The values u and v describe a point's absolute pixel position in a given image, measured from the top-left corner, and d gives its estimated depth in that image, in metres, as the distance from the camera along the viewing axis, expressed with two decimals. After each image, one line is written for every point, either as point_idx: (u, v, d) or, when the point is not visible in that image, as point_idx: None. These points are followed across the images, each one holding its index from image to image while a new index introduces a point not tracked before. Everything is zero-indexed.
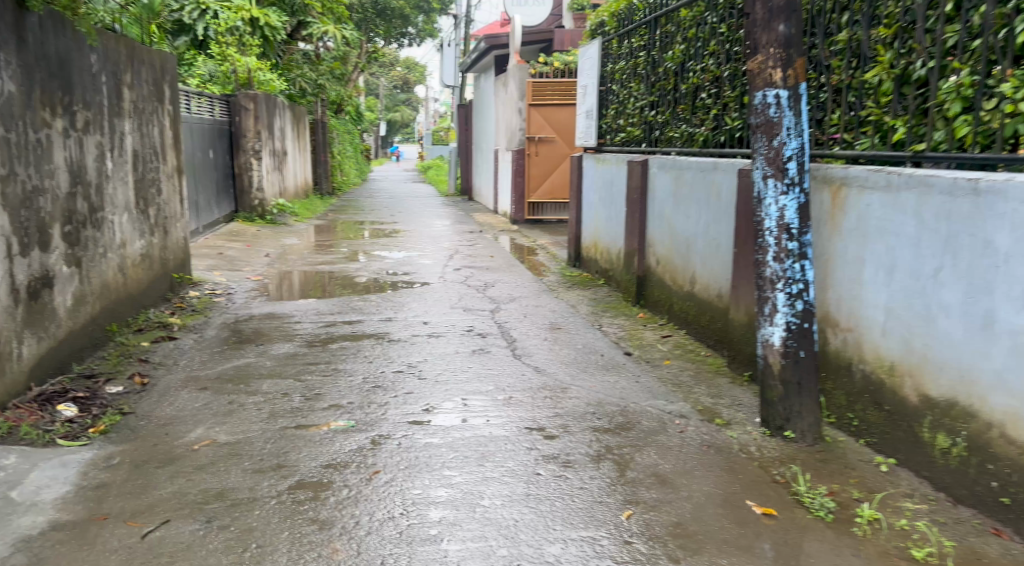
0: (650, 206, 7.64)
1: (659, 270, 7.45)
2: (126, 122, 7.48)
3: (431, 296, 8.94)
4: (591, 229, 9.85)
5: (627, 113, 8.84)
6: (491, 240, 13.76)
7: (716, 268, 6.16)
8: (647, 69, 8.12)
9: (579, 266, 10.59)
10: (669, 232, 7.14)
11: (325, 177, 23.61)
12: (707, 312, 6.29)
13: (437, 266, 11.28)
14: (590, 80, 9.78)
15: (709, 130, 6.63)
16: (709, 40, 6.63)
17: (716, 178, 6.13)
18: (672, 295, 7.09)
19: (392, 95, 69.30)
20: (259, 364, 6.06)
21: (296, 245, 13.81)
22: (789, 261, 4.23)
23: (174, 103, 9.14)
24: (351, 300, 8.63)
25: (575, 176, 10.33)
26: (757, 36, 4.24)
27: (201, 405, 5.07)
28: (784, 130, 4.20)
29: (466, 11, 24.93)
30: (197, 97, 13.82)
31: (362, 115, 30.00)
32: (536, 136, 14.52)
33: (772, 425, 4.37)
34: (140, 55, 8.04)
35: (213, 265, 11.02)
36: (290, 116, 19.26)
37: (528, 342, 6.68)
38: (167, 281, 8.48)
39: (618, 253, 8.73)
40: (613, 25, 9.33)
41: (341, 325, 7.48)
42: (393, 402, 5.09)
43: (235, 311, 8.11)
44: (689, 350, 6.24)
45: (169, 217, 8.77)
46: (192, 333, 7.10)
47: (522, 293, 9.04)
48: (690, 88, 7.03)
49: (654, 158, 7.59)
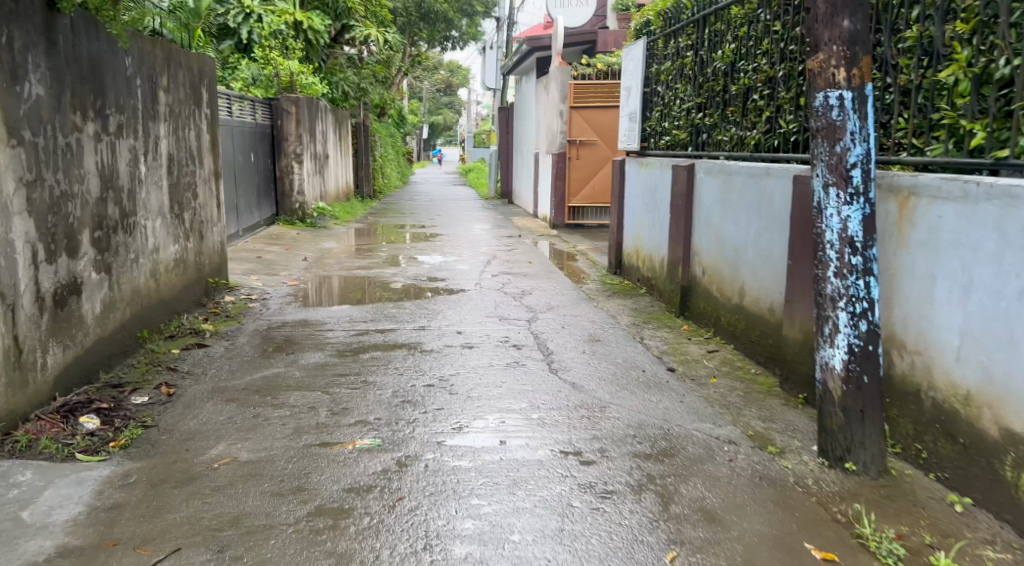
0: (697, 213, 7.38)
1: (705, 280, 7.19)
2: (161, 126, 7.35)
3: (467, 303, 8.74)
4: (633, 235, 9.58)
5: (672, 116, 8.56)
6: (530, 245, 13.54)
7: (767, 280, 5.91)
8: (695, 70, 7.83)
9: (620, 274, 10.31)
10: (717, 240, 6.88)
11: (367, 181, 23.55)
12: (757, 327, 6.05)
13: (475, 271, 11.08)
14: (635, 82, 9.52)
15: (761, 133, 6.35)
16: (763, 39, 6.34)
17: (768, 184, 5.89)
18: (719, 307, 6.83)
19: (435, 98, 69.40)
20: (288, 375, 5.89)
21: (334, 248, 13.70)
22: (852, 277, 3.94)
23: (212, 106, 9.02)
24: (386, 307, 8.45)
25: (618, 181, 10.06)
26: (818, 32, 3.94)
27: (226, 419, 4.90)
28: (847, 134, 3.91)
29: (509, 14, 24.74)
30: (239, 100, 13.76)
31: (404, 118, 29.94)
32: (577, 140, 14.27)
33: (832, 455, 4.10)
34: (177, 57, 7.92)
35: (249, 268, 10.91)
36: (332, 120, 19.22)
37: (565, 355, 6.45)
38: (202, 286, 8.36)
39: (661, 262, 8.46)
40: (658, 24, 9.05)
41: (374, 334, 7.30)
42: (422, 419, 4.88)
43: (269, 317, 7.97)
44: (737, 366, 5.97)
45: (205, 221, 8.64)
46: (224, 340, 6.96)
47: (560, 302, 8.79)
48: (741, 89, 6.76)
49: (701, 162, 7.32)
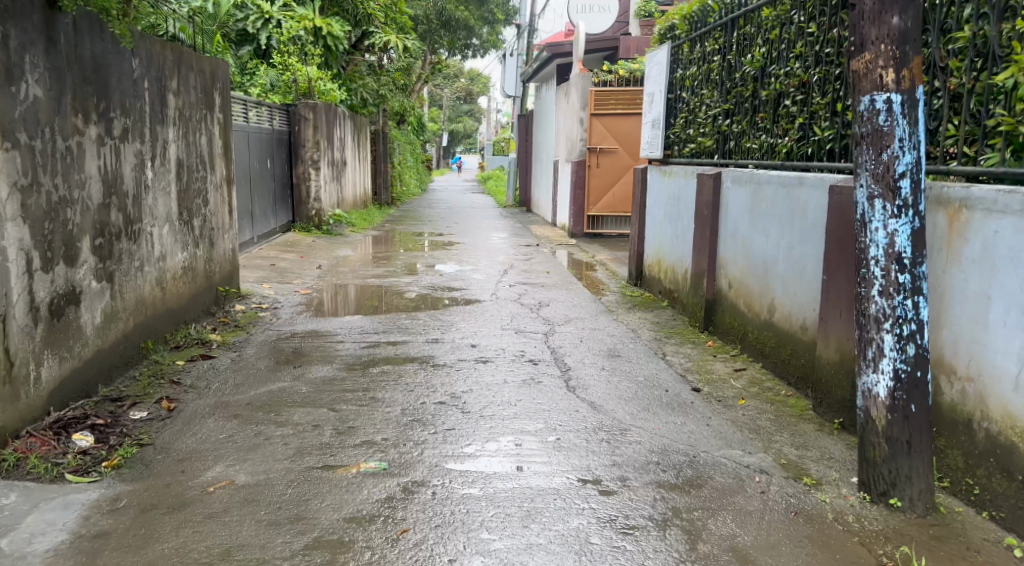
0: (723, 223, 7.14)
1: (731, 294, 6.93)
2: (170, 130, 7.15)
3: (482, 314, 8.49)
4: (654, 246, 9.32)
5: (697, 122, 8.31)
6: (549, 254, 13.29)
7: (800, 294, 5.67)
8: (722, 75, 7.58)
9: (640, 285, 10.02)
10: (745, 252, 6.63)
11: (385, 188, 23.31)
12: (789, 345, 5.81)
13: (492, 281, 10.84)
14: (657, 88, 9.25)
15: (794, 140, 6.11)
16: (796, 42, 6.12)
17: (801, 194, 5.67)
18: (746, 322, 6.57)
19: (455, 106, 69.29)
20: (295, 389, 5.67)
21: (350, 256, 13.48)
22: (899, 297, 3.73)
23: (225, 110, 8.82)
24: (400, 318, 8.22)
25: (640, 191, 9.78)
26: (864, 31, 3.72)
27: (226, 437, 4.68)
28: (896, 141, 3.69)
29: (530, 21, 24.51)
30: (256, 105, 13.55)
31: (423, 125, 29.74)
32: (597, 147, 14.01)
33: (874, 490, 3.87)
34: (189, 60, 7.72)
35: (262, 276, 10.71)
36: (351, 126, 19.03)
37: (583, 372, 6.21)
38: (212, 293, 8.15)
39: (684, 273, 8.19)
40: (683, 28, 8.81)
41: (385, 346, 7.06)
42: (432, 440, 4.63)
43: (278, 327, 7.76)
44: (766, 388, 5.72)
45: (216, 228, 8.43)
46: (231, 351, 6.75)
47: (578, 314, 8.53)
48: (772, 95, 6.52)
49: (728, 170, 7.08)
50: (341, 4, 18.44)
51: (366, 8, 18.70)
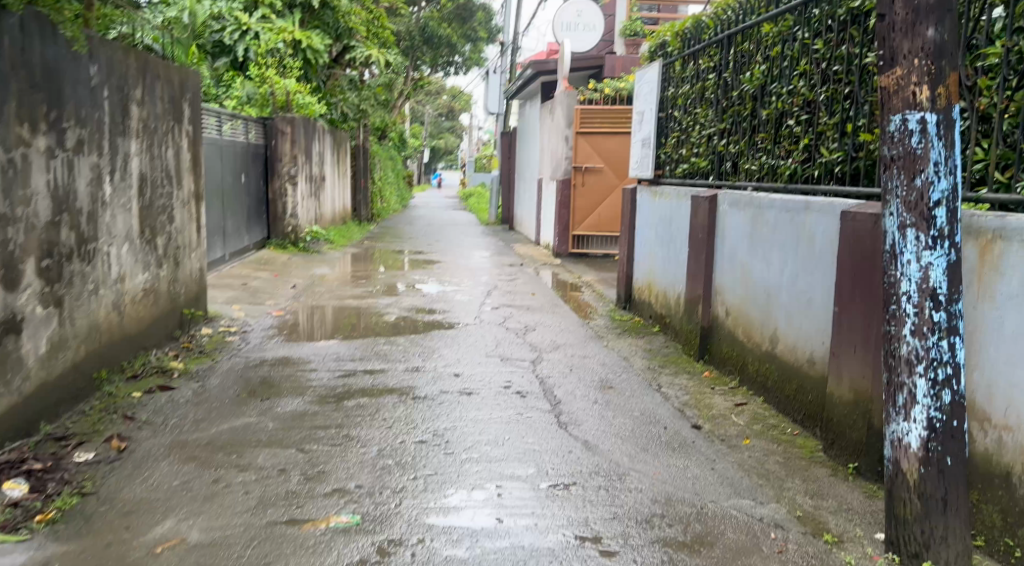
0: (720, 247, 6.73)
1: (728, 322, 6.51)
2: (132, 142, 6.66)
3: (464, 339, 8.04)
4: (644, 269, 8.90)
5: (691, 142, 7.88)
6: (533, 274, 12.86)
7: (806, 326, 5.26)
8: (718, 93, 7.18)
9: (629, 308, 9.60)
10: (744, 278, 6.22)
11: (365, 204, 22.84)
12: (794, 379, 5.39)
13: (474, 303, 10.40)
14: (648, 106, 8.86)
15: (799, 162, 5.66)
16: (799, 58, 5.70)
17: (807, 219, 5.27)
18: (746, 352, 6.15)
19: (437, 122, 69.00)
20: (261, 426, 5.20)
21: (326, 275, 13.00)
22: (934, 337, 3.30)
23: (194, 123, 8.36)
24: (377, 343, 7.76)
25: (629, 211, 9.37)
26: (895, 44, 3.33)
27: (180, 483, 4.22)
28: (931, 165, 3.29)
29: (513, 38, 24.19)
30: (230, 118, 13.09)
31: (404, 142, 29.32)
32: (583, 166, 13.65)
33: (905, 551, 3.44)
34: (156, 69, 7.26)
35: (232, 296, 10.21)
36: (330, 142, 18.59)
37: (574, 405, 5.76)
38: (176, 317, 7.67)
39: (677, 298, 7.77)
40: (676, 45, 8.40)
41: (361, 375, 6.60)
42: (411, 488, 4.19)
43: (247, 353, 7.30)
44: (771, 426, 5.30)
45: (182, 246, 7.95)
46: (193, 382, 6.29)
47: (566, 339, 8.10)
48: (772, 114, 6.10)
49: (724, 192, 6.69)
50: (321, 17, 18.10)
51: (348, 22, 18.31)
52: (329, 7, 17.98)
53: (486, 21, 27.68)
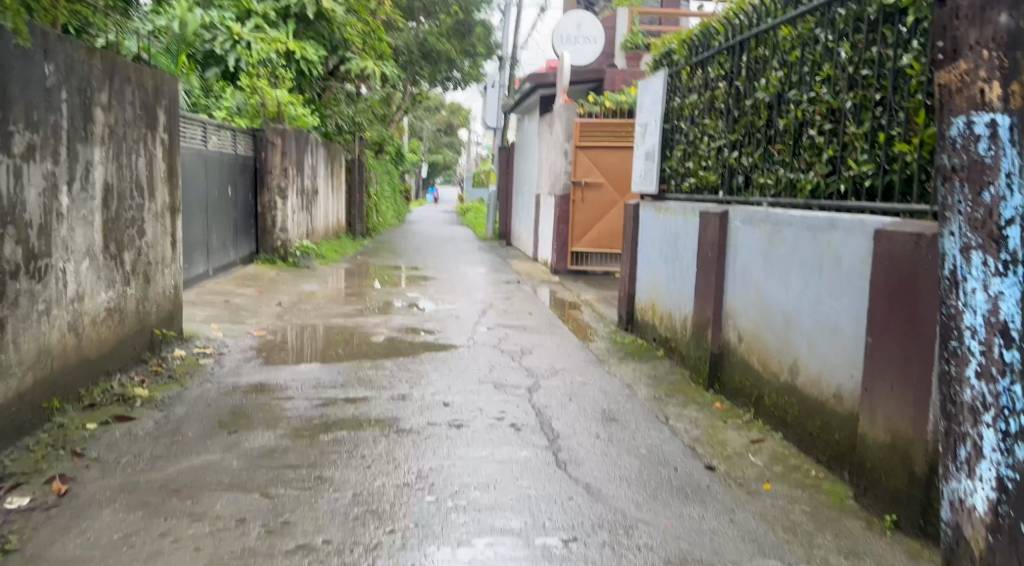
0: (731, 267, 6.21)
1: (741, 348, 5.99)
2: (96, 150, 6.12)
3: (456, 363, 7.51)
4: (647, 289, 8.39)
5: (698, 154, 7.33)
6: (530, 292, 12.34)
7: (830, 356, 4.75)
8: (729, 103, 6.63)
9: (631, 330, 9.07)
10: (759, 301, 5.71)
11: (360, 219, 22.28)
12: (818, 415, 4.88)
13: (468, 323, 9.88)
14: (653, 118, 8.34)
15: (821, 176, 5.10)
16: (821, 62, 5.16)
17: (831, 238, 4.77)
18: (761, 383, 5.64)
19: (436, 137, 68.59)
20: (224, 466, 4.69)
21: (315, 292, 12.47)
22: (1006, 381, 2.88)
23: (171, 132, 7.84)
24: (362, 367, 7.22)
25: (631, 228, 8.86)
26: (959, 34, 3.01)
27: (121, 537, 3.72)
28: (1002, 176, 2.92)
29: (513, 52, 23.77)
30: (217, 128, 12.60)
31: (400, 156, 28.85)
32: (583, 180, 13.16)
33: None
34: (126, 72, 6.74)
35: (211, 315, 9.68)
36: (323, 154, 18.10)
37: (574, 441, 5.23)
38: (146, 337, 7.16)
39: (684, 320, 7.25)
40: (682, 53, 7.87)
41: (341, 404, 6.07)
42: (388, 542, 3.71)
43: (220, 379, 6.79)
44: (792, 468, 4.80)
45: (154, 262, 7.42)
46: (156, 412, 5.77)
47: (565, 364, 7.57)
48: (789, 123, 5.54)
49: (736, 208, 6.18)
50: (317, 28, 17.69)
51: (344, 34, 17.93)
52: (325, 19, 17.60)
53: (486, 36, 27.55)
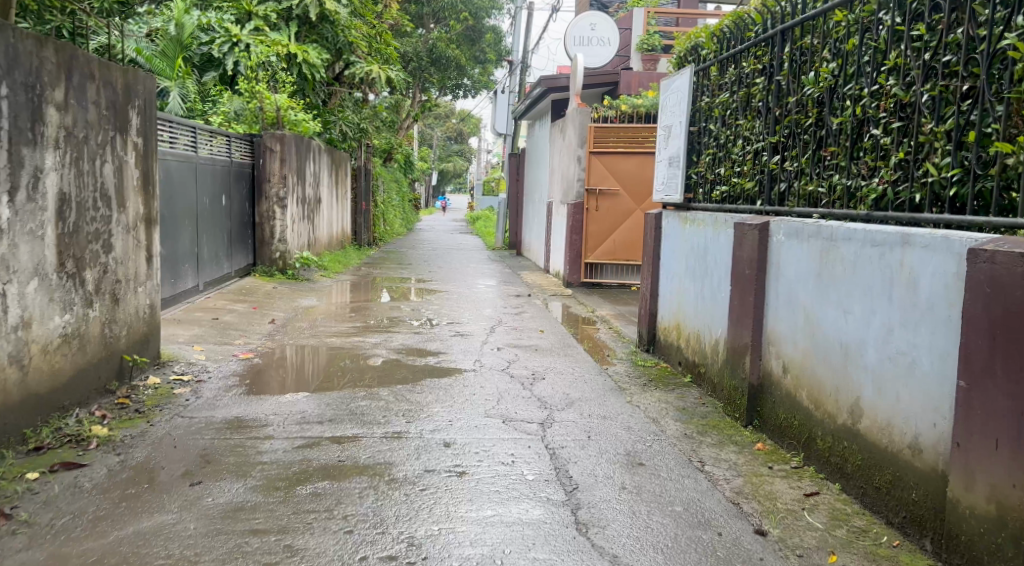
0: (774, 287, 5.42)
1: (787, 381, 5.19)
2: (47, 154, 5.46)
3: (461, 392, 6.70)
4: (672, 307, 7.59)
5: (731, 159, 6.51)
6: (542, 307, 11.56)
7: (904, 398, 3.96)
8: (768, 100, 5.83)
9: (653, 351, 8.26)
10: (809, 327, 4.93)
11: (366, 228, 21.47)
12: (887, 468, 4.08)
13: (475, 342, 9.11)
14: (677, 120, 7.53)
15: (889, 183, 4.28)
16: (887, 49, 4.36)
17: (904, 257, 3.99)
18: (811, 423, 4.84)
19: (447, 145, 68.01)
20: (178, 531, 3.96)
21: (314, 307, 11.71)
22: None
23: (147, 136, 7.09)
24: (355, 398, 6.45)
25: (653, 241, 8.08)
26: None
27: None
28: None
29: (523, 57, 23.00)
30: (208, 132, 11.82)
31: (408, 165, 28.08)
32: (597, 189, 12.38)
33: None
34: (88, 66, 6.02)
35: (197, 334, 8.95)
36: (327, 161, 17.39)
37: (596, 494, 4.44)
38: (115, 364, 6.45)
39: (715, 344, 6.44)
40: (711, 47, 7.06)
41: (328, 444, 5.31)
42: None
43: (194, 412, 6.06)
44: (860, 531, 4.01)
45: (125, 280, 6.69)
46: (113, 455, 5.06)
47: (583, 392, 6.78)
48: (844, 122, 4.73)
49: (778, 220, 5.40)
50: (320, 31, 17.07)
51: (348, 37, 17.20)
52: (328, 21, 16.96)
53: (496, 43, 26.80)
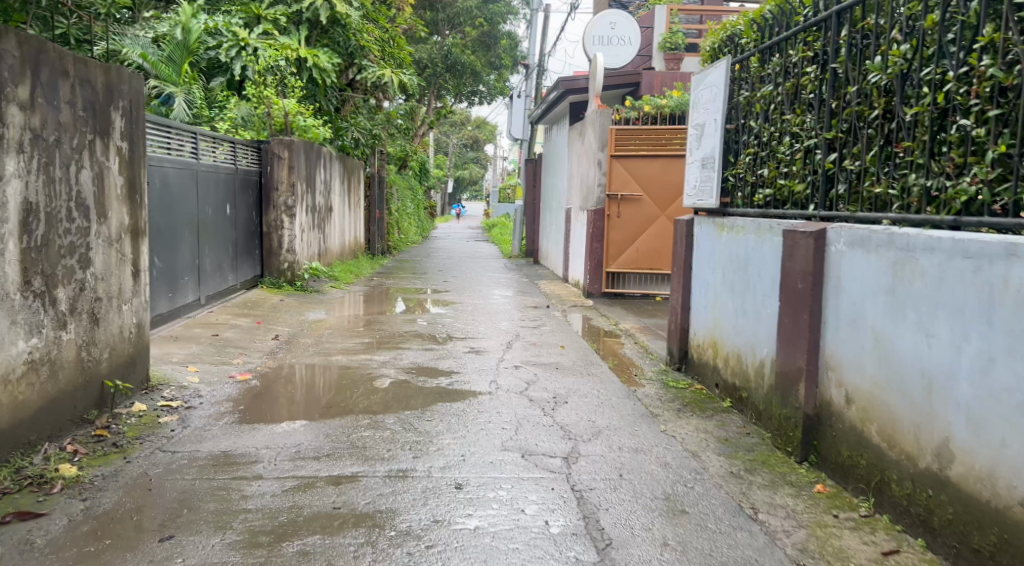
0: (834, 303, 4.73)
1: (850, 414, 4.51)
2: (5, 160, 4.89)
3: (475, 420, 6.03)
4: (708, 323, 6.89)
5: (776, 158, 5.83)
6: (562, 319, 10.88)
7: (1016, 439, 3.40)
8: (821, 91, 5.17)
9: (685, 370, 7.55)
10: (878, 350, 4.25)
11: (379, 237, 20.85)
12: (992, 525, 3.48)
13: (491, 360, 8.45)
14: (712, 116, 6.85)
15: (983, 182, 3.71)
16: (980, 24, 3.76)
17: (1009, 272, 3.47)
18: (881, 463, 4.18)
19: (462, 152, 67.53)
20: None
21: (322, 321, 11.08)
22: None
23: (134, 141, 6.44)
24: (357, 427, 5.80)
25: (684, 250, 7.40)
26: None
27: None
28: None
29: (540, 60, 22.43)
30: (211, 139, 11.19)
31: (424, 172, 27.57)
32: (618, 194, 11.70)
33: None
34: (60, 62, 5.42)
35: (193, 353, 8.34)
36: (339, 168, 16.80)
37: (633, 553, 3.87)
38: (95, 391, 5.84)
39: (760, 366, 5.75)
40: (750, 36, 6.39)
41: (322, 485, 4.66)
42: None
43: (177, 446, 5.43)
44: None
45: (107, 298, 6.05)
46: (78, 501, 4.46)
47: (611, 419, 6.11)
48: (921, 111, 4.07)
49: (837, 227, 4.72)
50: (332, 36, 16.45)
51: (360, 40, 16.66)
52: (340, 25, 16.35)
53: (512, 48, 26.19)
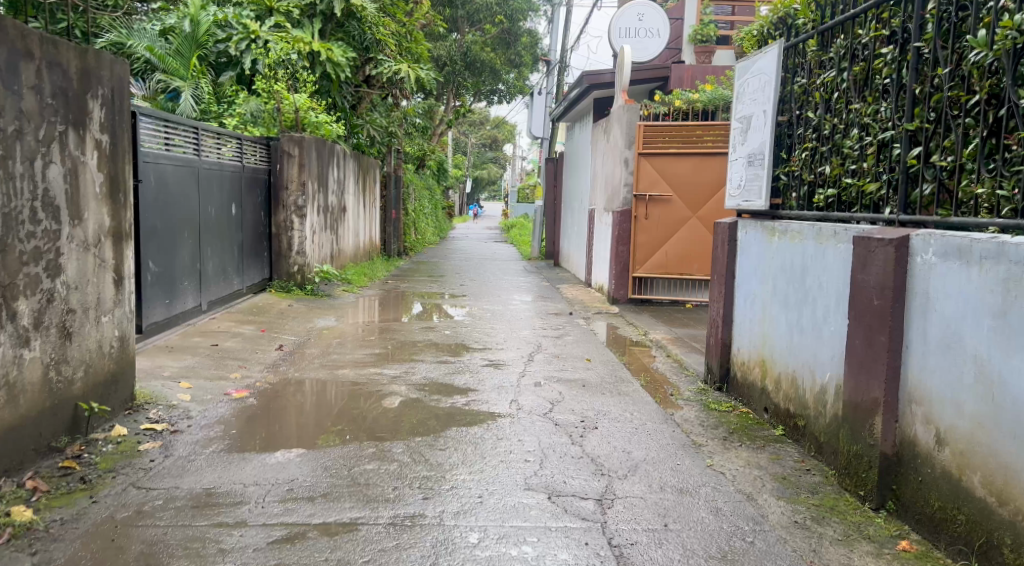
0: (917, 322, 4.02)
1: (942, 456, 3.83)
2: None
3: (494, 450, 5.31)
4: (754, 339, 6.15)
5: (840, 154, 5.10)
6: (586, 329, 10.16)
7: None
8: (901, 74, 4.45)
9: (725, 390, 6.78)
10: (981, 384, 3.61)
11: (395, 238, 20.13)
12: None
13: (512, 375, 7.72)
14: (760, 106, 6.11)
15: None
16: None
17: None
18: (988, 522, 3.56)
19: (481, 153, 66.78)
20: None
21: (331, 329, 10.39)
22: None
23: (119, 136, 5.73)
24: (361, 459, 5.08)
25: (725, 256, 6.66)
26: None
27: None
28: None
29: (562, 57, 21.75)
30: (216, 135, 10.51)
31: (441, 172, 26.85)
32: (647, 194, 10.96)
33: None
34: (20, 43, 4.76)
35: (188, 365, 7.66)
36: (354, 167, 16.09)
37: None
38: (66, 414, 5.14)
39: (821, 390, 5.01)
40: (808, 16, 5.68)
41: (315, 535, 3.98)
42: None
43: (154, 482, 4.73)
44: None
45: (85, 309, 5.36)
46: (25, 556, 3.80)
47: (651, 449, 5.39)
48: None
49: (923, 233, 4.01)
50: (347, 29, 15.77)
51: (376, 34, 15.95)
52: (355, 18, 15.66)
53: (532, 46, 25.46)
